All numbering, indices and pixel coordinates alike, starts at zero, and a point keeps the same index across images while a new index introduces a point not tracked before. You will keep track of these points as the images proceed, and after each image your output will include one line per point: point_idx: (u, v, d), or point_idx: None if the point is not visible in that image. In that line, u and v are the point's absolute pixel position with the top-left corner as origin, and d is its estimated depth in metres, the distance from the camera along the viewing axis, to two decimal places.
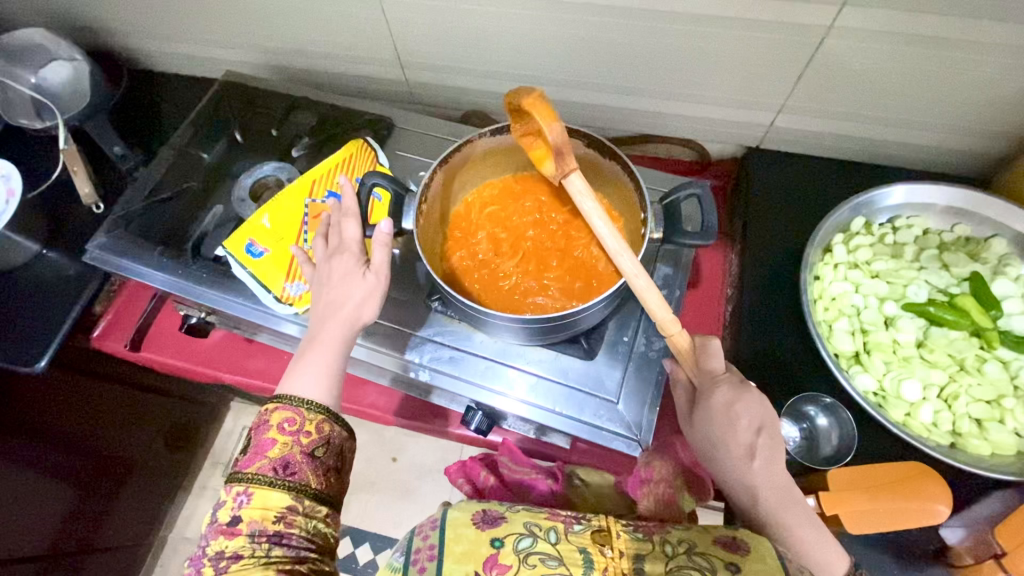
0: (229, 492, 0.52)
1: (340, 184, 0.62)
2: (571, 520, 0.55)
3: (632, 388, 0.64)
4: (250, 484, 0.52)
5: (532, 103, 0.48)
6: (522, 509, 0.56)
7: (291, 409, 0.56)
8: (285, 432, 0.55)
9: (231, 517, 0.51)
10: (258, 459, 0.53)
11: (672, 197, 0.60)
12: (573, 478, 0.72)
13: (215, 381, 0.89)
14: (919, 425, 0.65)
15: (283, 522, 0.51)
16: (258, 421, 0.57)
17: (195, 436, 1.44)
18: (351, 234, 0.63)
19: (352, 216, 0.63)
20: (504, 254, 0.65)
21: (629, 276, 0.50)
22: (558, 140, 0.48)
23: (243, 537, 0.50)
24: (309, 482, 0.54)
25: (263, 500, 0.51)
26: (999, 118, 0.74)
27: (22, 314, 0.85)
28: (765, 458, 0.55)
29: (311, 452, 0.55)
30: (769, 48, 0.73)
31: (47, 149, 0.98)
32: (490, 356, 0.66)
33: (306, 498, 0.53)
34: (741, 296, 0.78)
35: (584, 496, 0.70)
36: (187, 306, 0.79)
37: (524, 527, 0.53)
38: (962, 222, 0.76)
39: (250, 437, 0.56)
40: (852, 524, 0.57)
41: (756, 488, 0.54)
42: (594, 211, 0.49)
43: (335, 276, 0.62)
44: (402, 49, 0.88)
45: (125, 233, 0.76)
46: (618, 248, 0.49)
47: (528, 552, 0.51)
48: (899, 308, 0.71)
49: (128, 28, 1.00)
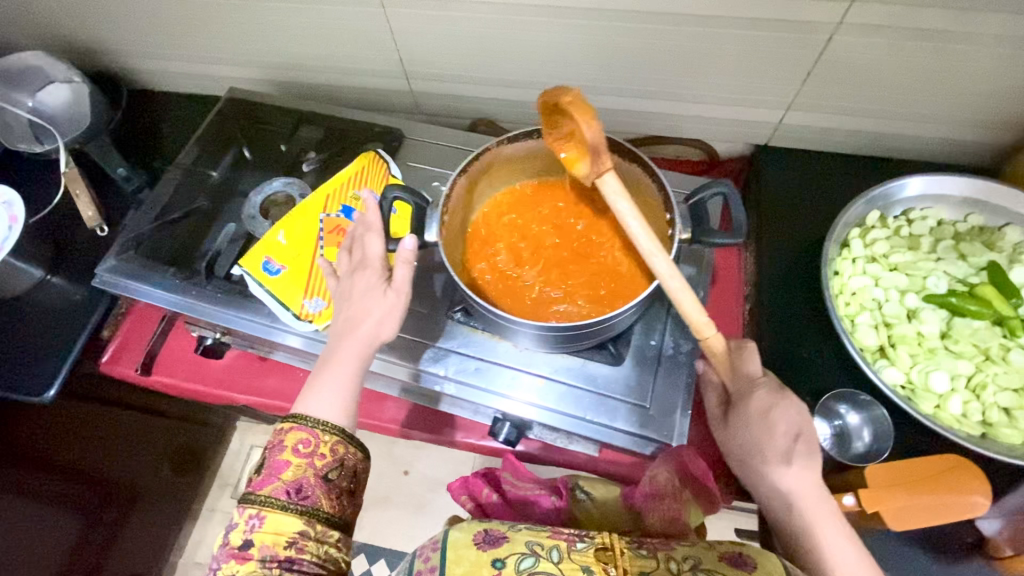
0: (241, 514, 0.52)
1: (364, 198, 0.61)
2: (573, 538, 0.57)
3: (662, 392, 0.63)
4: (263, 507, 0.52)
5: (570, 102, 0.48)
6: (524, 526, 0.58)
7: (305, 430, 0.55)
8: (300, 454, 0.55)
9: (243, 541, 0.51)
10: (272, 482, 0.53)
11: (696, 196, 0.59)
12: (576, 492, 0.70)
13: (228, 402, 0.87)
14: (949, 416, 0.65)
15: (294, 548, 0.51)
16: (272, 440, 0.56)
17: (202, 458, 1.42)
18: (374, 250, 0.62)
19: (375, 231, 0.62)
20: (525, 263, 0.64)
21: (663, 278, 0.49)
22: (595, 139, 0.48)
23: (254, 563, 0.50)
24: (322, 506, 0.53)
25: (275, 525, 0.51)
26: (1005, 108, 0.74)
27: (30, 342, 0.84)
28: (801, 463, 0.54)
29: (324, 475, 0.54)
30: (774, 47, 0.73)
31: (47, 173, 0.96)
32: (514, 365, 0.65)
33: (317, 522, 0.53)
34: (761, 295, 0.78)
35: (588, 512, 0.69)
36: (201, 326, 0.77)
37: (526, 546, 0.56)
38: (975, 213, 0.76)
39: (263, 456, 0.56)
40: (895, 520, 0.56)
41: (789, 492, 0.53)
42: (628, 212, 0.49)
43: (356, 292, 0.62)
44: (407, 59, 0.88)
45: (135, 255, 0.74)
46: (652, 249, 0.48)
47: (530, 571, 0.54)
48: (920, 300, 0.71)
49: (125, 49, 0.99)
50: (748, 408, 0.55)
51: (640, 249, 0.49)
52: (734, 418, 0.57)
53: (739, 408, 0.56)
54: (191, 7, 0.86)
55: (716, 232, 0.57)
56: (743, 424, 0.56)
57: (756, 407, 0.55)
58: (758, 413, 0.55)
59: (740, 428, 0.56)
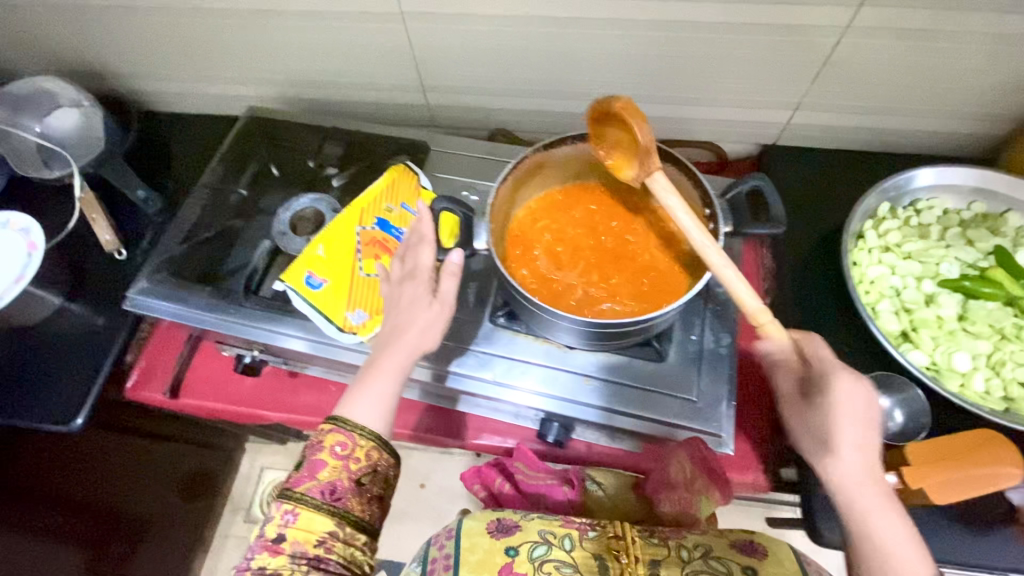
0: (277, 508, 0.55)
1: (418, 210, 0.62)
2: (585, 528, 0.67)
3: (706, 385, 0.65)
4: (297, 503, 0.55)
5: (622, 107, 0.52)
6: (536, 517, 0.69)
7: (344, 434, 0.58)
8: (337, 455, 0.57)
9: (277, 534, 0.54)
10: (309, 480, 0.56)
11: (733, 190, 0.61)
12: (587, 483, 0.81)
13: (260, 421, 0.87)
14: (973, 393, 0.68)
15: (322, 547, 0.54)
16: (313, 440, 0.59)
17: (213, 483, 1.40)
18: (424, 260, 0.63)
19: (427, 242, 0.63)
20: (565, 266, 0.66)
21: (716, 268, 0.51)
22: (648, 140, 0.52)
23: (285, 557, 0.53)
24: (352, 509, 0.57)
25: (308, 522, 0.55)
26: (1001, 101, 0.79)
27: (52, 370, 0.82)
28: (872, 449, 0.54)
29: (357, 479, 0.57)
30: (784, 50, 0.77)
31: (59, 198, 0.95)
32: (557, 365, 0.67)
33: (347, 524, 0.56)
34: (784, 287, 0.81)
35: (598, 500, 0.80)
36: (236, 344, 0.77)
37: (538, 536, 0.66)
38: (979, 200, 0.80)
39: (303, 453, 0.59)
40: (940, 496, 0.59)
41: (861, 479, 0.53)
42: (678, 205, 0.52)
43: (404, 301, 0.63)
44: (426, 73, 0.89)
45: (168, 278, 0.75)
46: (704, 241, 0.52)
47: (543, 559, 0.63)
48: (936, 285, 0.75)
49: (136, 70, 0.98)
50: (833, 392, 0.54)
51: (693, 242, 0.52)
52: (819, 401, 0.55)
53: (822, 391, 0.55)
54: (209, 27, 0.87)
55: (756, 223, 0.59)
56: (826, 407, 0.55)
57: (842, 393, 0.54)
58: (843, 398, 0.54)
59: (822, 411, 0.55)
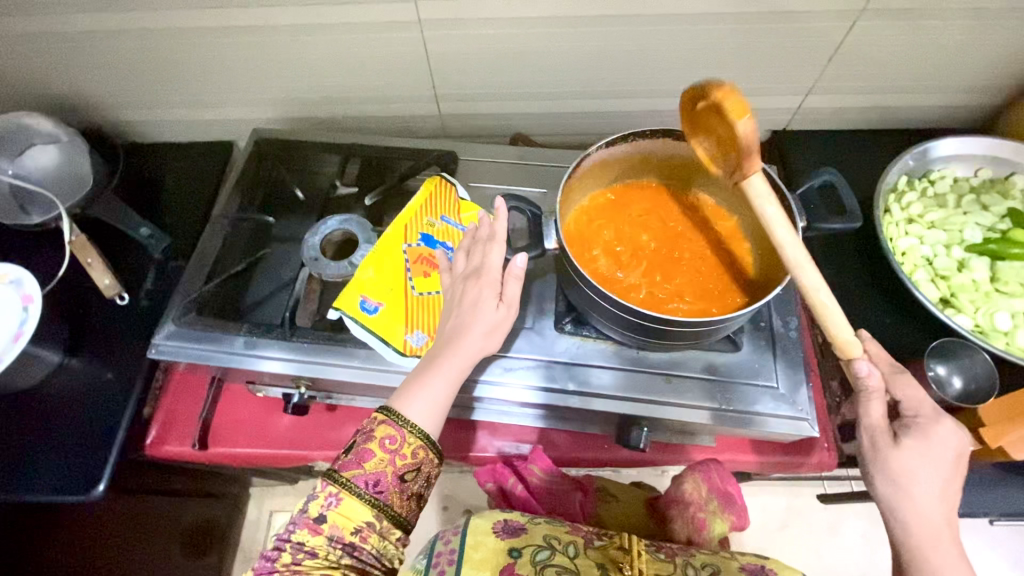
0: (322, 487, 0.54)
1: (495, 208, 0.62)
2: (591, 537, 0.69)
3: (782, 370, 0.66)
4: (342, 487, 0.53)
5: (725, 97, 0.48)
6: (543, 522, 0.70)
7: (396, 428, 0.55)
8: (385, 448, 0.55)
9: (319, 513, 0.53)
10: (356, 467, 0.54)
11: (806, 185, 0.65)
12: (603, 494, 0.85)
13: (297, 461, 0.81)
14: (1020, 349, 0.73)
15: (358, 535, 0.53)
16: (362, 426, 0.57)
17: (223, 535, 1.30)
18: (494, 259, 0.61)
19: (496, 241, 0.62)
20: (627, 266, 0.64)
21: (810, 289, 0.48)
22: (750, 136, 0.47)
23: (323, 538, 0.52)
24: (392, 504, 0.54)
25: (348, 509, 0.53)
26: (997, 74, 0.84)
27: (57, 434, 0.74)
28: (950, 493, 0.53)
29: (401, 475, 0.55)
30: (802, 37, 0.78)
31: (41, 245, 0.86)
32: (631, 365, 0.66)
33: (385, 517, 0.54)
34: (820, 263, 0.81)
35: (612, 511, 0.83)
36: (284, 383, 0.72)
37: (543, 540, 0.67)
38: (985, 166, 0.84)
39: (351, 437, 0.57)
40: (1015, 450, 0.64)
41: (938, 527, 0.52)
42: (779, 221, 0.48)
43: (469, 307, 0.60)
44: (441, 82, 0.87)
45: (198, 317, 0.69)
46: (803, 260, 0.48)
47: (546, 563, 0.64)
48: (965, 251, 0.79)
49: (116, 99, 0.90)
50: (930, 441, 0.53)
51: (787, 260, 0.49)
52: (916, 442, 0.53)
53: (919, 439, 0.53)
54: (204, 48, 0.81)
55: (832, 219, 0.61)
56: (922, 454, 0.53)
57: (935, 439, 0.53)
58: (939, 449, 0.53)
59: (919, 459, 0.52)
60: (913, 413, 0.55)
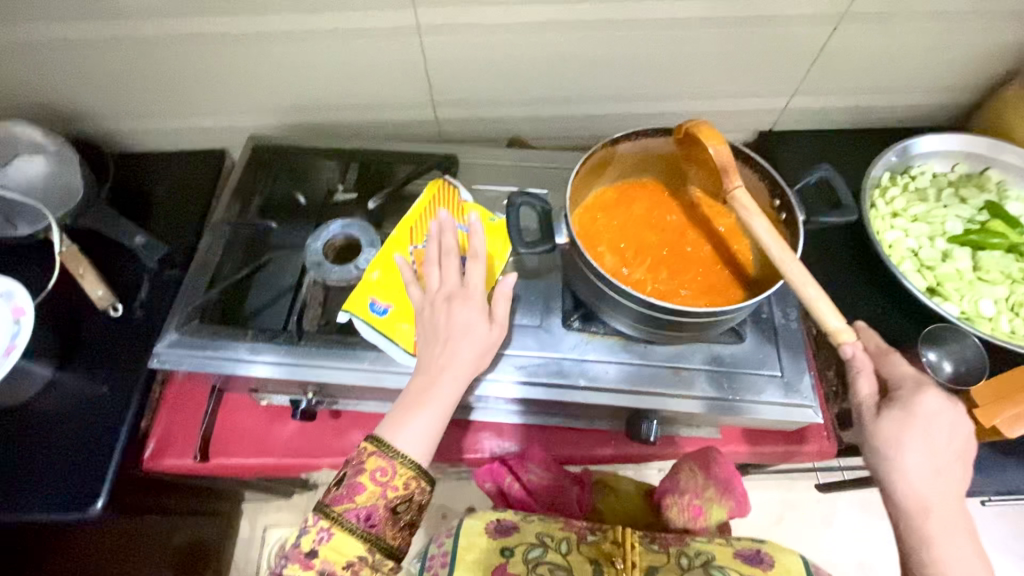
0: (313, 522, 0.54)
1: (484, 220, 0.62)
2: (585, 531, 0.69)
3: (785, 359, 0.68)
4: (333, 523, 0.54)
5: (699, 129, 0.59)
6: (534, 519, 0.70)
7: (386, 460, 0.55)
8: (376, 481, 0.55)
9: (311, 548, 0.53)
10: (346, 502, 0.54)
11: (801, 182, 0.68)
12: (601, 488, 0.86)
13: (298, 471, 0.80)
14: (1004, 333, 0.77)
15: (350, 569, 0.54)
16: (352, 456, 0.57)
17: (216, 555, 1.27)
18: (477, 281, 0.64)
19: (481, 261, 0.64)
20: (632, 262, 0.65)
21: (799, 286, 0.51)
22: (724, 158, 0.56)
23: (315, 573, 0.52)
24: (384, 536, 0.55)
25: (339, 544, 0.53)
26: (968, 74, 0.89)
27: (50, 450, 0.72)
28: (946, 466, 0.53)
29: (392, 508, 0.55)
30: (786, 40, 0.81)
31: (29, 257, 0.84)
32: (639, 359, 0.67)
33: (377, 550, 0.55)
34: (811, 257, 0.84)
35: (610, 505, 0.84)
36: (291, 390, 0.71)
37: (534, 538, 0.67)
38: (961, 163, 0.88)
39: (341, 468, 0.57)
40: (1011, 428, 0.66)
41: (931, 497, 0.52)
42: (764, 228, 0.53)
43: (458, 327, 0.60)
44: (438, 88, 0.87)
45: (201, 324, 0.69)
46: (784, 256, 0.52)
47: (538, 562, 0.64)
48: (948, 242, 0.83)
49: (106, 107, 0.89)
50: (913, 411, 0.53)
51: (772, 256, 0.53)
52: (901, 413, 0.54)
53: (900, 409, 0.54)
54: (199, 55, 0.80)
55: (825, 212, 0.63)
56: (905, 425, 0.53)
57: (919, 410, 0.53)
58: (924, 419, 0.53)
59: (901, 428, 0.53)
60: (898, 388, 0.56)
